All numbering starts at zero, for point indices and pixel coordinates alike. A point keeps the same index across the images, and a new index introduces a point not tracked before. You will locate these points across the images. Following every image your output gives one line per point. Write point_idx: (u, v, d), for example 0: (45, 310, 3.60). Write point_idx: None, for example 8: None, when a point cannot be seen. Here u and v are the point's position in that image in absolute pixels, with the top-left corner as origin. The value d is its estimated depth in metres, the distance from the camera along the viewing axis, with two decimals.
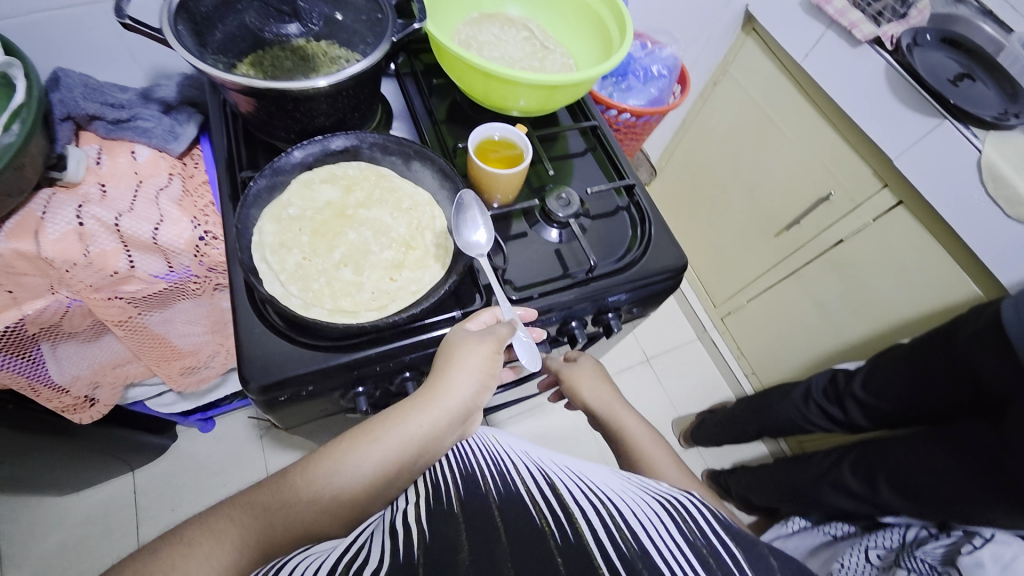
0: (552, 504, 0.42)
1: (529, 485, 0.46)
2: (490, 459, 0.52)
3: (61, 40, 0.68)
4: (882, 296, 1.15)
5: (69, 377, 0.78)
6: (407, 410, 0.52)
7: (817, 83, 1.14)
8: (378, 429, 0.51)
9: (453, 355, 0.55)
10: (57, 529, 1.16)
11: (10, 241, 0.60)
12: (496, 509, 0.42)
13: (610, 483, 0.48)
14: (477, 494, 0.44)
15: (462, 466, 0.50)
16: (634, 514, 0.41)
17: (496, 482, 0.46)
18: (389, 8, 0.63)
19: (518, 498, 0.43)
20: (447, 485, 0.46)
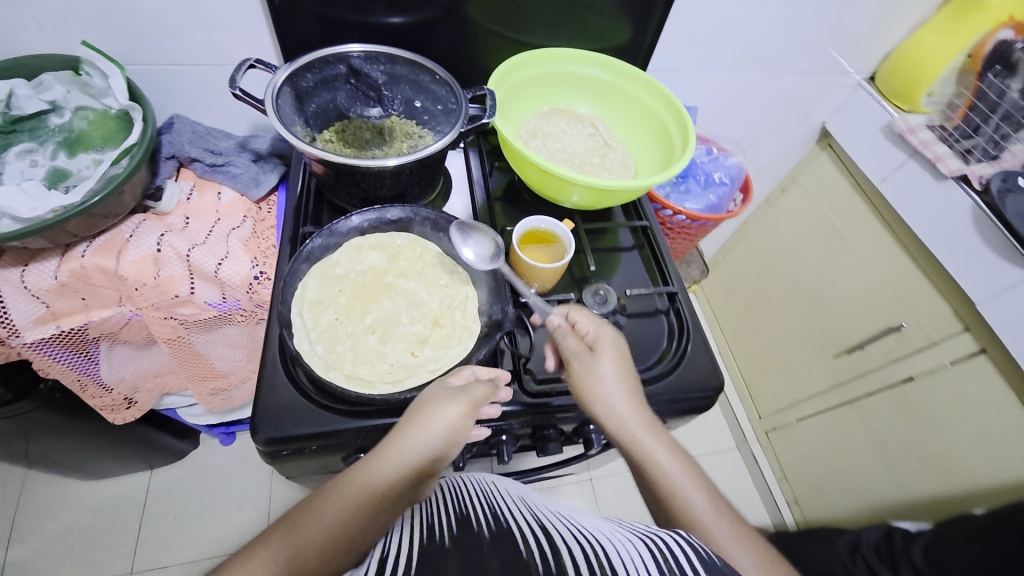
0: (540, 541, 0.43)
1: (519, 523, 0.47)
2: (485, 499, 0.53)
3: (189, 91, 0.80)
4: (957, 453, 1.02)
5: (114, 378, 0.83)
6: (373, 459, 0.50)
7: (895, 210, 1.09)
8: (343, 482, 0.48)
9: (425, 406, 0.53)
10: (71, 513, 1.20)
11: (95, 256, 0.67)
12: (486, 543, 0.43)
13: (602, 526, 0.48)
14: (467, 532, 0.46)
15: (457, 504, 0.52)
16: (617, 550, 0.41)
17: (486, 519, 0.48)
18: (463, 99, 0.68)
19: (506, 535, 0.44)
20: (440, 520, 0.48)
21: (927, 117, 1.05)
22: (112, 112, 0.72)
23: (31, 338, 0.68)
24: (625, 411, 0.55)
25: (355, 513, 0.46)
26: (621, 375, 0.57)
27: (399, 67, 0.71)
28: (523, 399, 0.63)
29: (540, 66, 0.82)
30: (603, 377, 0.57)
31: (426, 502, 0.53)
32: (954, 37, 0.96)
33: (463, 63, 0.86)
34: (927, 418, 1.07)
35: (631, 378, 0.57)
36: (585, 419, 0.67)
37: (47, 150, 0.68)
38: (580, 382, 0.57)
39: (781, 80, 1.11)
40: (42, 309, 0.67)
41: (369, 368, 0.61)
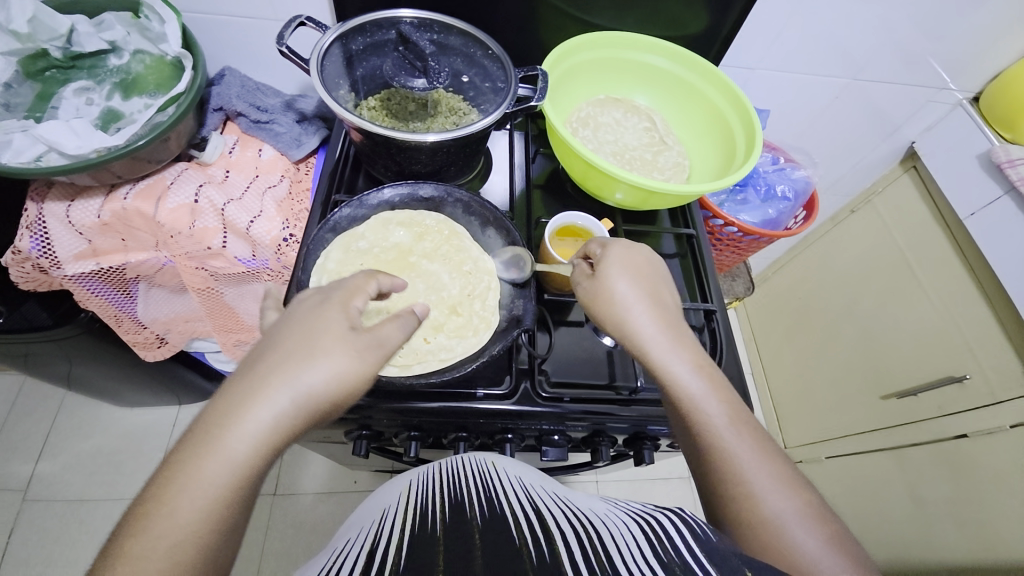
0: (532, 527, 0.37)
1: (515, 509, 0.40)
2: (480, 483, 0.47)
3: (243, 43, 0.79)
4: (997, 522, 0.90)
5: (149, 317, 0.87)
6: (247, 402, 0.38)
7: (979, 250, 0.97)
8: (207, 439, 0.36)
9: (309, 342, 0.41)
10: (107, 433, 1.29)
11: (137, 200, 0.69)
12: (473, 527, 0.37)
13: (600, 507, 0.41)
14: (460, 517, 0.39)
15: (451, 490, 0.45)
16: (618, 535, 0.35)
17: (481, 504, 0.41)
18: (514, 79, 0.65)
19: (499, 520, 0.38)
20: (433, 508, 0.42)
21: None
22: (168, 58, 0.72)
23: (72, 271, 0.70)
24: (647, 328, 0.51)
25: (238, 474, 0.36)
26: (638, 294, 0.53)
27: (453, 38, 0.68)
28: (535, 401, 0.60)
29: (602, 49, 0.76)
30: (621, 292, 0.53)
31: (423, 491, 0.47)
32: None
33: (522, 39, 0.82)
34: (972, 480, 0.96)
35: (652, 302, 0.53)
36: (598, 430, 0.63)
37: (103, 91, 0.70)
38: (596, 305, 0.54)
39: (870, 91, 1.00)
40: (84, 245, 0.69)
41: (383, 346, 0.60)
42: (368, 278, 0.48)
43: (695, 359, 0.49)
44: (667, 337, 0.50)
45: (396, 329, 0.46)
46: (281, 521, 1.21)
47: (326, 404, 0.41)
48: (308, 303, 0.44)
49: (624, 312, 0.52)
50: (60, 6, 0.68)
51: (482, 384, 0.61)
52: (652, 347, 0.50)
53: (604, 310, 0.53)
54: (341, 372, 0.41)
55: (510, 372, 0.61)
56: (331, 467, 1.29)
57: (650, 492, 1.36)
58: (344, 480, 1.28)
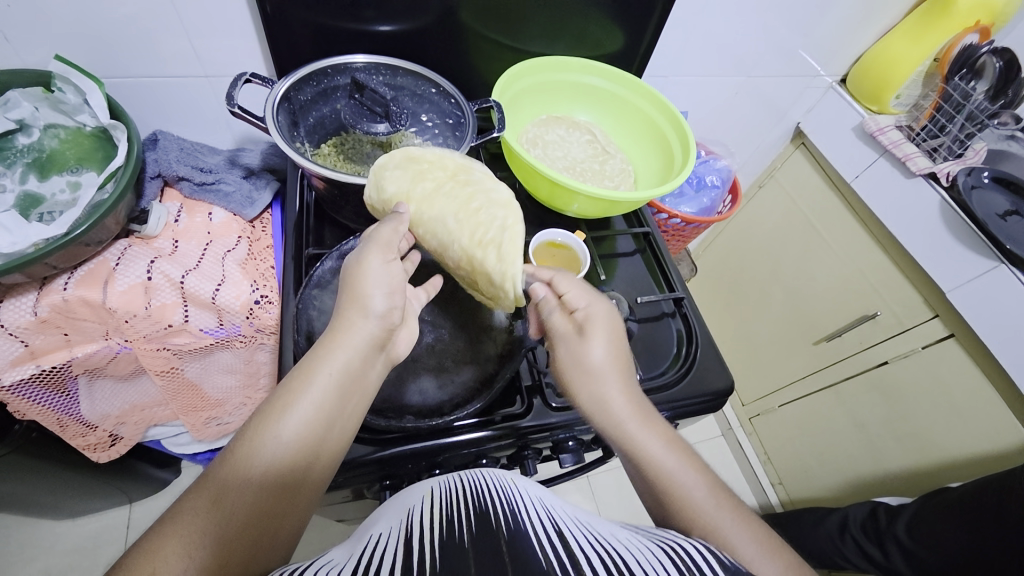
0: (559, 549, 0.35)
1: (538, 529, 0.39)
2: (503, 497, 0.45)
3: (166, 102, 0.75)
4: (930, 430, 1.09)
5: (98, 415, 0.77)
6: (319, 350, 0.46)
7: (867, 206, 1.15)
8: (284, 397, 0.43)
9: (356, 284, 0.50)
10: (44, 554, 1.13)
11: (79, 288, 0.62)
12: (504, 547, 0.35)
13: (621, 533, 0.41)
14: (487, 530, 0.37)
15: (476, 502, 0.43)
16: (643, 564, 0.33)
17: (506, 518, 0.39)
18: (470, 113, 0.69)
19: (526, 537, 0.36)
20: (458, 518, 0.40)
21: (895, 118, 1.12)
22: (87, 130, 0.68)
23: (10, 381, 0.62)
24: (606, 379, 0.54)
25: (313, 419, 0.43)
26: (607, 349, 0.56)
27: (401, 78, 0.71)
28: (547, 412, 0.63)
29: (540, 74, 0.82)
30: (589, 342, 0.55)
31: (441, 496, 0.45)
32: (920, 43, 1.02)
33: (459, 70, 0.85)
34: (899, 398, 1.14)
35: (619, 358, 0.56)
36: None
37: (14, 174, 0.64)
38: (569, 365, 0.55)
39: (760, 84, 1.15)
40: (20, 348, 0.62)
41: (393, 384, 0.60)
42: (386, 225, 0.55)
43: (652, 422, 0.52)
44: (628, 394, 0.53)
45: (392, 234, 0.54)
46: None
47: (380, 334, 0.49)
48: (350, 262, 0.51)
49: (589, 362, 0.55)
50: None
51: (496, 411, 0.63)
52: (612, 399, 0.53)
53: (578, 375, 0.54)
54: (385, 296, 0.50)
55: (519, 393, 0.64)
56: (320, 528, 1.21)
57: None
58: (338, 538, 1.21)
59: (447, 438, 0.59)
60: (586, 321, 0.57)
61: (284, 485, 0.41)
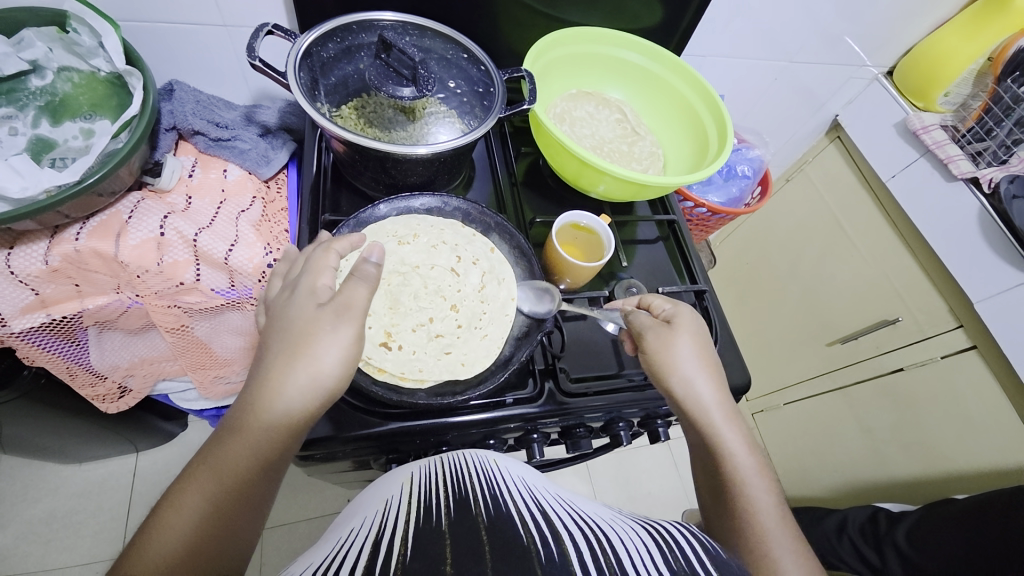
0: (541, 527, 0.36)
1: (520, 508, 0.39)
2: (484, 480, 0.44)
3: (182, 50, 0.72)
4: (938, 441, 1.07)
5: (108, 366, 0.77)
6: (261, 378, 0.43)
7: (902, 207, 1.11)
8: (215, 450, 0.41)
9: (296, 329, 0.43)
10: (54, 495, 1.16)
11: (91, 239, 0.61)
12: (483, 524, 0.35)
13: (605, 514, 0.41)
14: (465, 512, 0.37)
15: (455, 486, 0.43)
16: (626, 544, 0.34)
17: (485, 500, 0.39)
18: (500, 83, 0.65)
19: (504, 517, 0.36)
20: (437, 502, 0.40)
21: (941, 116, 1.06)
22: (101, 75, 0.66)
23: (20, 327, 0.62)
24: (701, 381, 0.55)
25: (269, 438, 0.42)
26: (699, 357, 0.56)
27: (429, 40, 0.67)
28: (559, 398, 0.62)
29: (573, 45, 0.78)
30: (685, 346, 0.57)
31: (421, 483, 0.45)
32: (975, 39, 0.97)
33: (487, 35, 0.81)
34: (911, 406, 1.12)
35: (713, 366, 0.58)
36: (613, 417, 0.66)
37: (27, 116, 0.63)
38: (652, 356, 0.57)
39: (801, 71, 1.10)
40: (30, 296, 0.61)
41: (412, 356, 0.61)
42: (326, 253, 0.48)
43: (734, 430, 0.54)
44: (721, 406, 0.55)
45: (368, 295, 0.45)
46: (273, 555, 1.15)
47: (326, 373, 0.43)
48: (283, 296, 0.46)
49: (682, 367, 0.55)
50: None
51: (508, 392, 0.62)
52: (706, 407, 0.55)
53: (669, 367, 0.56)
54: (336, 343, 0.43)
55: (532, 376, 0.63)
56: (320, 491, 1.23)
57: (635, 460, 1.45)
58: (337, 501, 1.23)
59: (453, 417, 0.58)
60: (672, 317, 0.59)
61: (255, 484, 0.42)
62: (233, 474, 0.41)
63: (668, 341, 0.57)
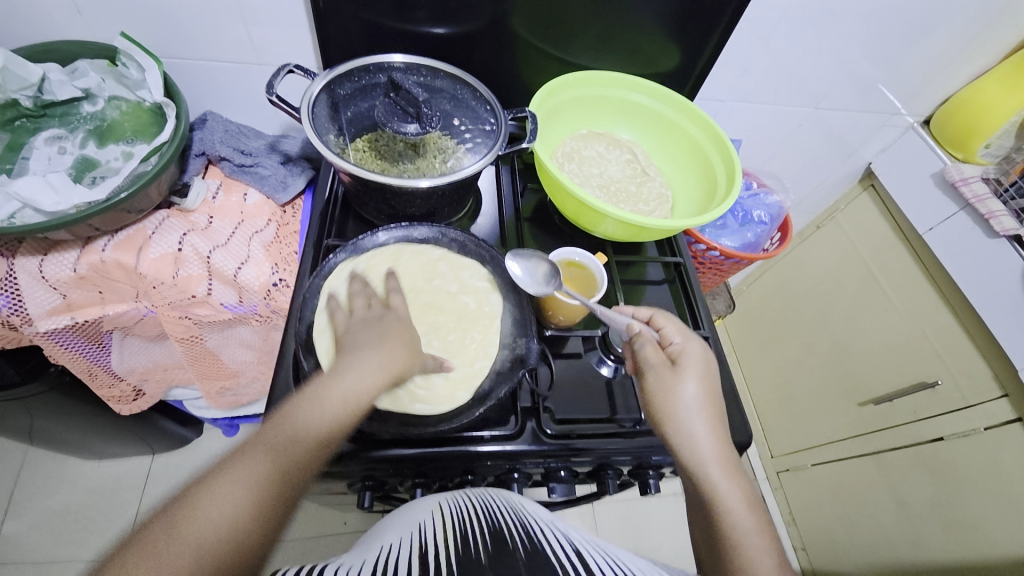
0: (576, 567, 0.36)
1: (554, 548, 0.39)
2: (516, 519, 0.46)
3: (221, 84, 0.79)
4: (982, 523, 0.96)
5: (125, 368, 0.82)
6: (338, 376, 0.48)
7: (940, 262, 1.03)
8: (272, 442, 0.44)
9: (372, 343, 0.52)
10: (74, 487, 1.22)
11: (116, 251, 0.66)
12: (524, 559, 0.37)
13: (639, 563, 0.41)
14: (502, 546, 0.39)
15: (490, 522, 0.44)
16: None
17: (522, 539, 0.40)
18: (504, 117, 0.66)
19: (542, 554, 0.38)
20: (474, 534, 0.41)
21: (983, 168, 1.00)
22: (146, 104, 0.72)
23: (44, 328, 0.67)
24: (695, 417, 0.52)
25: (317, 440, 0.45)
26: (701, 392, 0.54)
27: (440, 81, 0.70)
28: (540, 439, 0.61)
29: (583, 87, 0.79)
30: (683, 383, 0.54)
31: (459, 514, 0.47)
32: (1015, 92, 0.93)
33: (504, 77, 0.84)
34: (952, 482, 1.01)
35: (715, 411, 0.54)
36: (602, 463, 0.64)
37: (76, 138, 0.70)
38: (661, 390, 0.54)
39: (832, 117, 1.07)
40: (58, 300, 0.67)
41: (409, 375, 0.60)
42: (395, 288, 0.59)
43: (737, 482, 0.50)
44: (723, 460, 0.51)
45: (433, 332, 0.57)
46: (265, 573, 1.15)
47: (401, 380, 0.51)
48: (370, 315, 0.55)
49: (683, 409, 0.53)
50: (30, 54, 0.67)
51: (488, 427, 0.61)
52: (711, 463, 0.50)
53: (665, 400, 0.53)
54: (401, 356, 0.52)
55: (514, 413, 0.62)
56: (317, 511, 1.23)
57: (644, 510, 1.37)
58: (333, 524, 1.23)
59: (431, 450, 0.58)
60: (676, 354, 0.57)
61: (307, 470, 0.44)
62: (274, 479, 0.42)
63: (672, 382, 0.54)
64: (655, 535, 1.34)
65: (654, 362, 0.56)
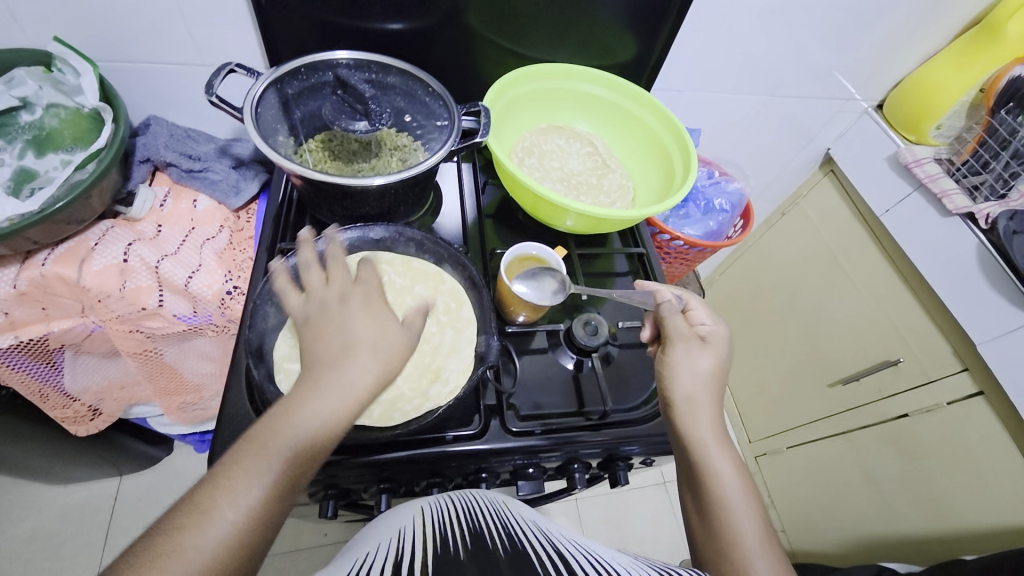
0: (557, 565, 0.35)
1: (536, 546, 0.39)
2: (497, 519, 0.45)
3: (167, 88, 0.77)
4: (948, 495, 0.98)
5: (79, 388, 0.79)
6: (322, 375, 0.44)
7: (898, 243, 1.06)
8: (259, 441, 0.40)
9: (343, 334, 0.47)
10: (37, 515, 1.17)
11: (56, 265, 0.63)
12: (505, 559, 0.36)
13: (622, 558, 0.40)
14: (482, 546, 0.38)
15: (470, 522, 0.43)
16: None
17: (502, 538, 0.40)
18: (456, 112, 0.65)
19: (524, 553, 0.37)
20: (453, 535, 0.40)
21: (935, 149, 1.03)
22: (86, 111, 0.69)
23: None
24: (699, 395, 0.55)
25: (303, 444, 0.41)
26: (707, 373, 0.56)
27: (391, 78, 0.69)
28: (505, 436, 0.60)
29: (540, 81, 0.79)
30: (691, 363, 0.56)
31: (439, 515, 0.46)
32: (965, 71, 0.95)
33: (462, 74, 0.83)
34: (919, 457, 1.03)
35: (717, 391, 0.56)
36: (570, 457, 0.63)
37: (15, 149, 0.66)
38: (672, 365, 0.56)
39: (789, 103, 1.08)
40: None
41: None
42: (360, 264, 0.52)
43: (729, 456, 0.52)
44: (719, 434, 0.53)
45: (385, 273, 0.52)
46: None
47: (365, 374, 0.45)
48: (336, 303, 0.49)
49: (688, 385, 0.55)
50: None
51: (452, 427, 0.60)
52: (706, 437, 0.53)
53: (682, 374, 0.55)
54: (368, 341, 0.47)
55: (478, 411, 0.61)
56: (294, 524, 1.20)
57: (628, 502, 1.37)
58: (312, 536, 1.20)
59: (393, 453, 0.57)
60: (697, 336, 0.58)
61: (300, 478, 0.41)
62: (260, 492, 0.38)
63: (680, 360, 0.56)
64: (639, 526, 1.34)
65: (672, 338, 0.58)
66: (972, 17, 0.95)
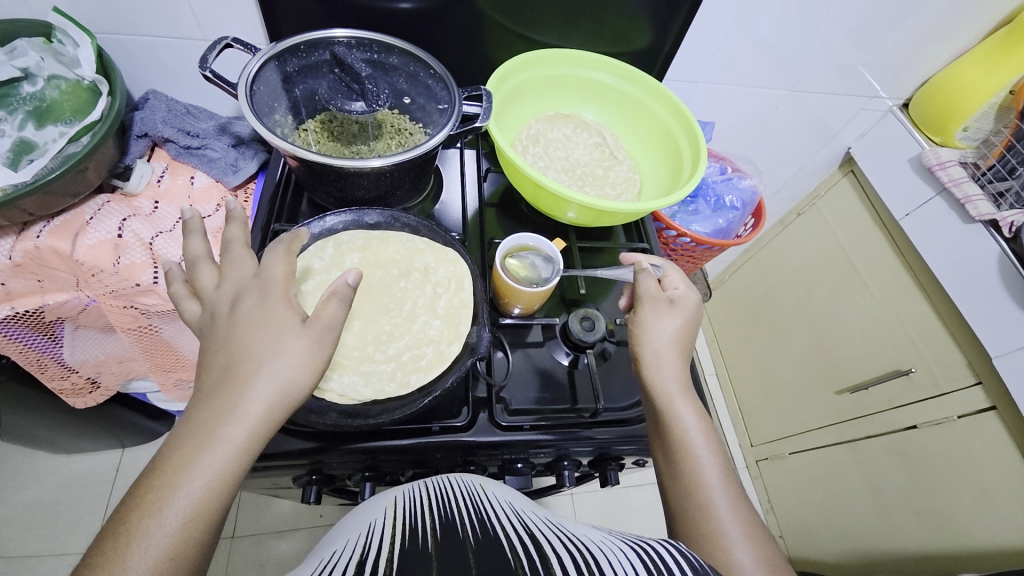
0: (527, 549, 0.34)
1: (507, 529, 0.38)
2: (470, 503, 0.44)
3: (170, 63, 0.76)
4: (954, 510, 0.95)
5: (78, 361, 0.79)
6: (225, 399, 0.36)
7: (916, 249, 1.02)
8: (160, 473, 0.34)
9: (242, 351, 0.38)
10: (41, 483, 1.19)
11: (50, 237, 0.63)
12: (472, 548, 0.35)
13: (594, 534, 0.39)
14: (451, 535, 0.37)
15: (442, 510, 0.42)
16: (616, 560, 0.32)
17: (473, 525, 0.38)
18: (457, 95, 0.63)
19: (495, 539, 0.36)
20: (423, 525, 0.39)
21: (961, 152, 0.98)
22: (85, 83, 0.67)
23: None
24: (669, 352, 0.53)
25: (232, 460, 0.35)
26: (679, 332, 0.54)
27: (394, 58, 0.67)
28: (492, 430, 0.59)
29: (547, 67, 0.76)
30: (662, 324, 0.54)
31: (412, 504, 0.45)
32: (998, 71, 0.90)
33: (470, 57, 0.81)
34: (926, 470, 1.00)
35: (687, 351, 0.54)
36: (559, 454, 0.62)
37: (15, 120, 0.63)
38: (645, 320, 0.54)
39: (810, 100, 1.04)
40: None
41: (356, 367, 0.58)
42: (282, 258, 0.43)
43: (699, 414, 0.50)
44: (687, 389, 0.51)
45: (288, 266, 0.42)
46: (238, 566, 1.14)
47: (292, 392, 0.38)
48: (247, 301, 0.40)
49: (659, 342, 0.53)
50: None
51: (438, 418, 0.59)
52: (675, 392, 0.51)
53: (648, 333, 0.54)
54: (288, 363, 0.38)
55: (466, 404, 0.60)
56: (291, 503, 1.21)
57: (624, 500, 1.36)
58: (308, 517, 1.21)
59: (377, 441, 0.56)
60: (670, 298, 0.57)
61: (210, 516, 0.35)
62: (196, 500, 0.34)
63: (651, 318, 0.54)
64: (634, 524, 1.33)
65: (646, 297, 0.56)
66: (1008, 14, 0.90)
